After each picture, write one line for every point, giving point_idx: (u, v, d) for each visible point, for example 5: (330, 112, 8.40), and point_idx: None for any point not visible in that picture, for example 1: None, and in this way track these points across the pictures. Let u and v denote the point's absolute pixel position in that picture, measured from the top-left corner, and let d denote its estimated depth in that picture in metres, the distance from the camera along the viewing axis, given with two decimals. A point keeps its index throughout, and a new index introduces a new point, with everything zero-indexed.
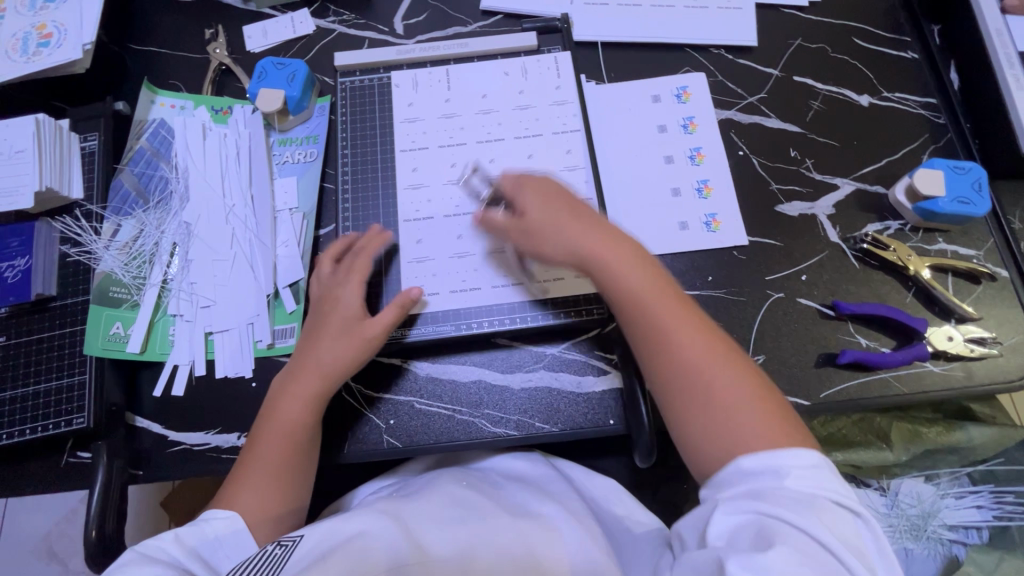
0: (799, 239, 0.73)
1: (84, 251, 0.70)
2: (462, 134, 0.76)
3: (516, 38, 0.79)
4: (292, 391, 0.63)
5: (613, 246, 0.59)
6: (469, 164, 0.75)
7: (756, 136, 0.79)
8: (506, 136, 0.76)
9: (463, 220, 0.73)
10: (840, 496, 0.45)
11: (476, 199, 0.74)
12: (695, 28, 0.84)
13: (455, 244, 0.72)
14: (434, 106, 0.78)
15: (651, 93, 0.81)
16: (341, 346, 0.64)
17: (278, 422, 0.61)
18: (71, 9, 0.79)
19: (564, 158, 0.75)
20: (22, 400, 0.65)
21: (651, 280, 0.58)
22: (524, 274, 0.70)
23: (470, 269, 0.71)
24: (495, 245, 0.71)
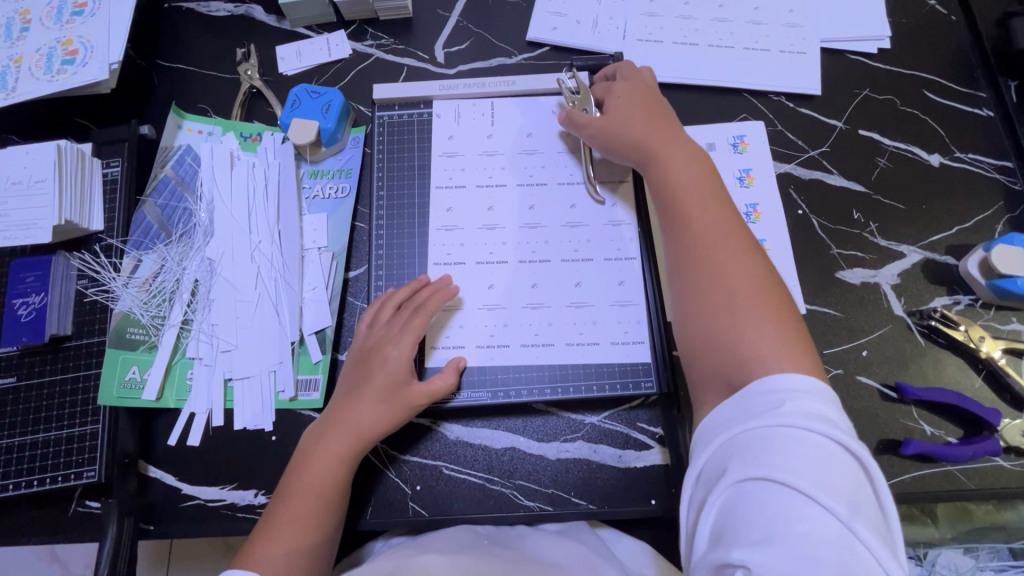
0: (860, 310, 0.69)
1: (102, 289, 0.66)
2: (503, 177, 0.72)
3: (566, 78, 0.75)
4: (327, 448, 0.59)
5: (670, 145, 0.61)
6: (509, 210, 0.71)
7: (817, 195, 0.74)
8: (548, 181, 0.72)
9: (496, 271, 0.69)
10: (826, 432, 0.41)
11: (513, 248, 0.69)
12: (755, 72, 0.79)
13: (485, 296, 0.68)
14: (476, 143, 0.74)
15: (705, 141, 0.76)
16: (390, 410, 0.60)
17: (310, 479, 0.57)
18: (99, 25, 0.75)
19: (608, 212, 0.70)
20: (31, 447, 0.62)
21: (699, 176, 0.59)
22: (557, 334, 0.66)
23: (500, 324, 0.67)
24: (529, 300, 0.67)
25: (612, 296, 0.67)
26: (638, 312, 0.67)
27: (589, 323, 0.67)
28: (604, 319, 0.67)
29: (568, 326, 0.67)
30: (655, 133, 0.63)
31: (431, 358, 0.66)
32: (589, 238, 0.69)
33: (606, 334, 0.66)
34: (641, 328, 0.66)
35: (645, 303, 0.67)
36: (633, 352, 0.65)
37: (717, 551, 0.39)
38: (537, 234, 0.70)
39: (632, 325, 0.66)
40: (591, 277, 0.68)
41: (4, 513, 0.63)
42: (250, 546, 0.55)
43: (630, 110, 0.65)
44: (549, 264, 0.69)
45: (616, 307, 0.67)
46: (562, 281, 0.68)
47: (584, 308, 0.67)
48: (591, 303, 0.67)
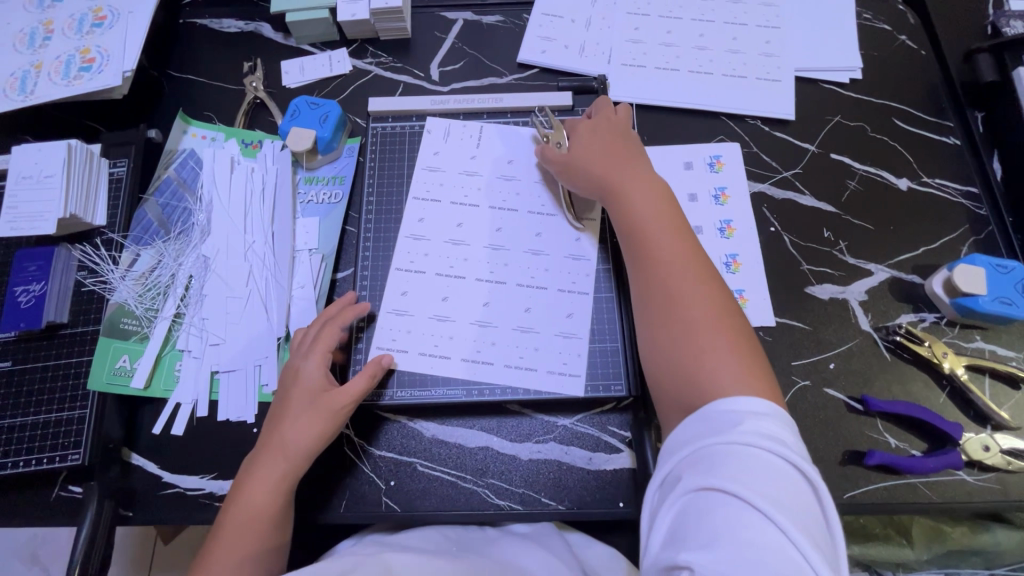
0: (828, 325, 0.71)
1: (100, 280, 0.69)
2: (475, 197, 0.75)
3: (551, 97, 0.79)
4: (258, 472, 0.59)
5: (636, 180, 0.63)
6: (472, 229, 0.74)
7: (790, 213, 0.77)
8: (519, 208, 0.74)
9: (454, 284, 0.71)
10: (783, 455, 0.42)
11: (473, 266, 0.72)
12: (732, 97, 0.83)
13: (438, 306, 0.70)
14: (459, 162, 0.77)
15: (683, 160, 0.80)
16: (308, 424, 0.60)
17: (243, 508, 0.57)
18: (116, 37, 0.80)
19: (571, 246, 0.72)
20: (19, 429, 0.64)
21: (661, 209, 0.60)
22: (499, 355, 0.68)
23: (445, 335, 0.69)
24: (479, 317, 0.69)
25: (555, 327, 0.69)
26: (580, 347, 0.68)
27: (529, 350, 0.68)
28: (546, 349, 0.68)
29: (509, 348, 0.68)
30: (622, 167, 0.64)
31: (397, 357, 0.68)
32: (546, 267, 0.71)
33: (545, 363, 0.67)
34: (578, 363, 0.67)
35: (587, 338, 0.68)
36: (568, 385, 0.66)
37: (667, 553, 0.41)
38: (498, 255, 0.72)
39: (569, 358, 0.67)
40: (540, 306, 0.70)
41: None
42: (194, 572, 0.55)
43: (595, 145, 0.67)
44: (504, 286, 0.70)
45: (559, 338, 0.68)
46: (513, 305, 0.70)
47: (529, 334, 0.68)
48: (536, 330, 0.69)
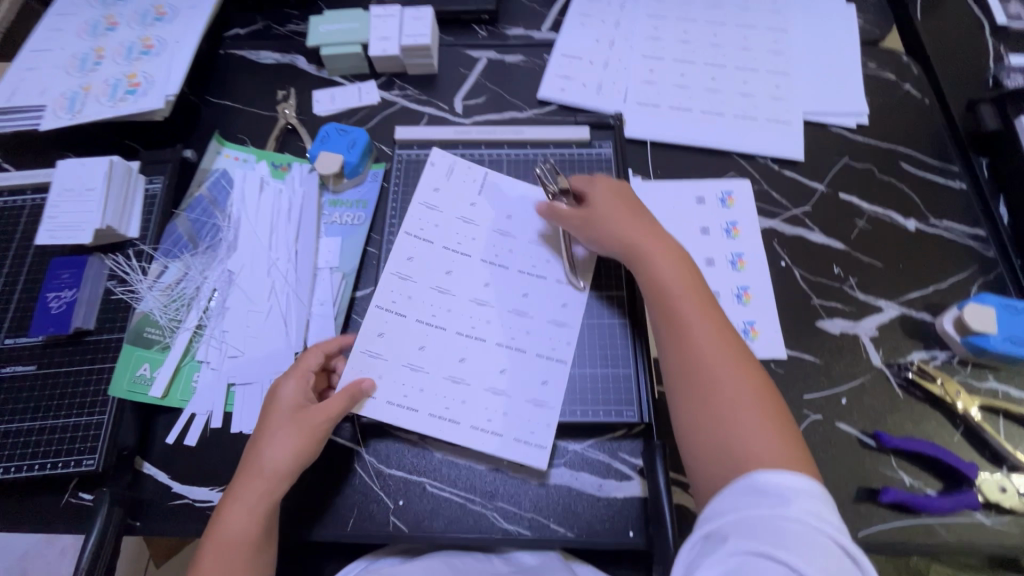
0: (840, 360, 0.71)
1: (129, 289, 0.72)
2: (465, 246, 0.75)
3: (570, 131, 0.82)
4: (240, 498, 0.58)
5: (662, 254, 0.64)
6: (457, 279, 0.73)
7: (799, 249, 0.79)
8: (510, 264, 0.74)
9: (432, 335, 0.70)
10: (835, 535, 0.43)
11: (455, 319, 0.71)
12: (743, 137, 0.86)
13: (412, 355, 0.69)
14: (457, 206, 0.77)
15: (695, 194, 0.82)
16: (287, 446, 0.60)
17: (223, 536, 0.56)
18: (162, 64, 0.86)
19: (557, 310, 0.71)
20: (37, 433, 0.65)
21: (685, 276, 0.62)
22: (468, 414, 0.66)
23: (414, 388, 0.67)
24: (452, 372, 0.68)
25: (528, 395, 0.67)
26: (548, 416, 0.66)
27: (497, 413, 0.66)
28: (515, 415, 0.66)
29: (479, 410, 0.66)
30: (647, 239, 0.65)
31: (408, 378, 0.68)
32: (528, 330, 0.70)
33: (513, 430, 0.66)
34: (541, 434, 0.66)
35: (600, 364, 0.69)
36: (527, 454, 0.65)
37: None
38: (481, 310, 0.71)
39: (534, 425, 0.66)
40: (515, 370, 0.68)
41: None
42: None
43: (614, 213, 0.68)
44: (483, 344, 0.69)
45: (529, 405, 0.67)
46: (487, 365, 0.68)
47: (498, 396, 0.67)
48: (507, 394, 0.67)
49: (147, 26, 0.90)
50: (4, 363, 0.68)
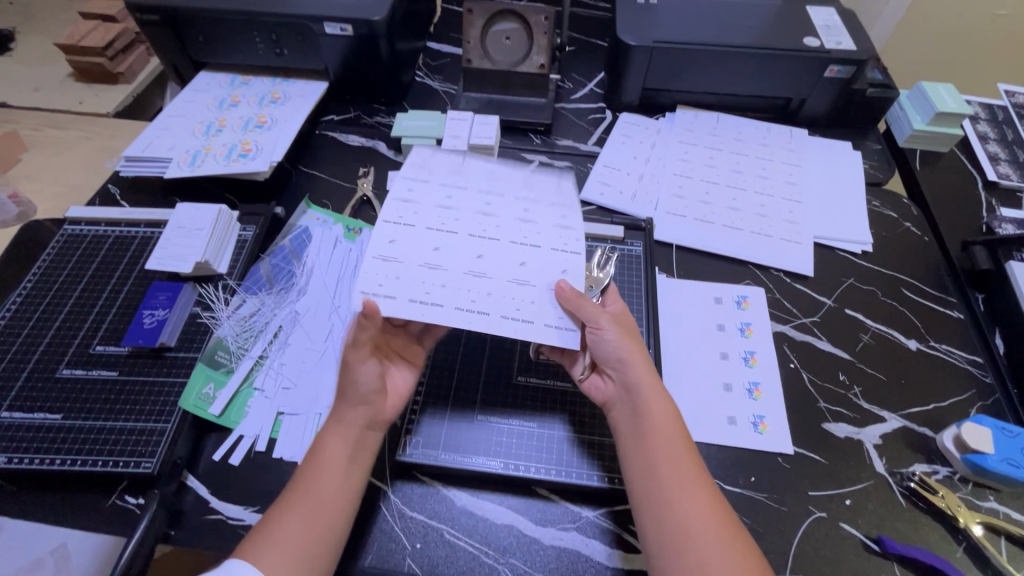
0: (845, 461, 0.75)
1: (211, 315, 0.82)
2: (433, 171, 0.78)
3: (606, 228, 0.93)
4: (332, 435, 0.67)
5: (653, 389, 0.68)
6: (430, 196, 0.75)
7: (807, 354, 0.86)
8: (468, 184, 0.77)
9: (405, 231, 0.72)
10: None
11: (428, 222, 0.73)
12: (759, 250, 0.97)
13: (387, 249, 0.71)
14: (446, 162, 0.79)
15: (713, 295, 0.92)
16: (347, 387, 0.68)
17: (318, 468, 0.64)
18: (271, 137, 1.03)
19: (558, 217, 0.75)
20: (105, 432, 0.72)
21: (671, 428, 0.66)
22: (448, 297, 0.68)
23: (392, 275, 0.69)
24: (430, 263, 0.70)
25: (505, 290, 0.69)
26: (530, 292, 0.70)
27: (479, 292, 0.69)
28: (496, 286, 0.69)
29: (504, 298, 0.69)
30: (648, 373, 0.70)
31: (441, 427, 0.75)
32: (498, 226, 0.74)
33: (540, 313, 0.69)
34: (535, 307, 0.69)
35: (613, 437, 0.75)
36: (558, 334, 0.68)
37: None
38: (489, 223, 0.74)
39: (538, 308, 0.69)
40: (491, 263, 0.71)
41: (55, 491, 0.71)
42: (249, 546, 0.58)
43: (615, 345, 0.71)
44: (496, 243, 0.72)
45: (509, 283, 0.70)
46: (463, 252, 0.71)
47: (477, 280, 0.70)
48: (486, 278, 0.70)
49: (263, 106, 1.10)
50: (91, 367, 0.77)
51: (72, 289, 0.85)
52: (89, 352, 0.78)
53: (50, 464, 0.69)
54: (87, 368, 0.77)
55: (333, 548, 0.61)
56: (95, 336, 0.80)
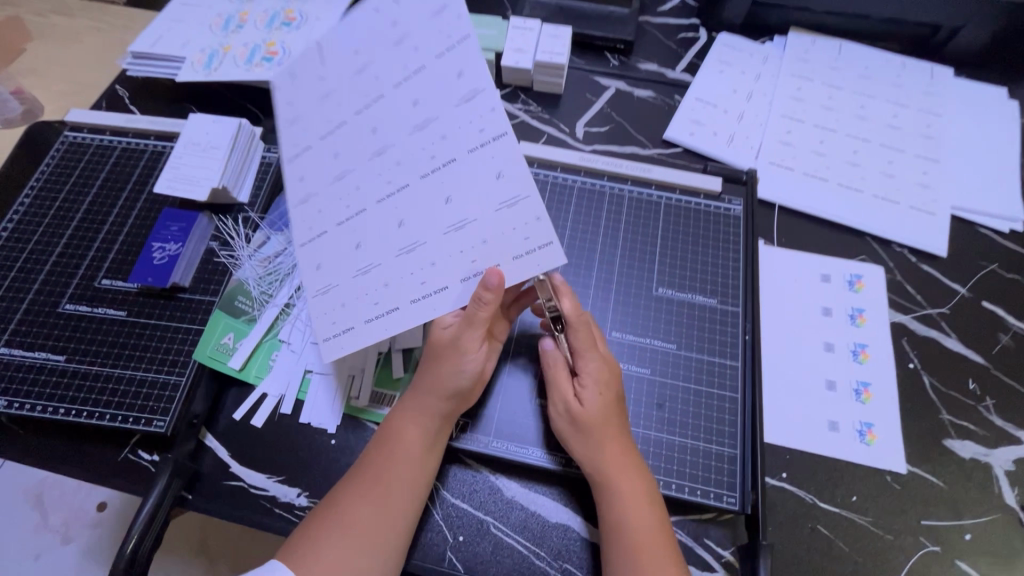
0: (967, 487, 0.63)
1: (230, 254, 0.70)
2: (307, 135, 0.52)
3: (699, 179, 0.76)
4: (414, 425, 0.58)
5: (626, 460, 0.55)
6: (320, 172, 0.52)
7: (931, 353, 0.71)
8: (347, 113, 0.51)
9: (319, 246, 0.53)
10: None
11: (333, 210, 0.53)
12: (881, 219, 0.80)
13: (313, 277, 0.54)
14: (309, 82, 0.52)
15: (820, 271, 0.76)
16: (441, 376, 0.58)
17: (394, 461, 0.56)
18: (300, 37, 0.86)
19: (455, 86, 0.50)
20: (113, 381, 0.63)
21: (645, 509, 0.53)
22: (398, 296, 0.53)
23: (335, 304, 0.54)
24: (358, 264, 0.53)
25: (448, 249, 0.52)
26: (478, 231, 0.52)
27: (427, 267, 0.53)
28: (438, 246, 0.52)
29: (455, 259, 0.53)
30: (615, 452, 0.55)
31: (493, 408, 0.65)
32: (400, 159, 0.51)
33: (504, 250, 0.52)
34: (490, 249, 0.52)
35: (697, 439, 0.62)
36: (522, 271, 0.52)
37: None
38: (389, 158, 0.51)
39: (494, 247, 0.52)
40: (421, 214, 0.52)
41: (62, 439, 0.64)
42: (299, 543, 0.52)
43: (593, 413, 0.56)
44: (408, 186, 0.51)
45: (450, 234, 0.52)
46: (383, 223, 0.52)
47: (415, 256, 0.53)
48: (423, 245, 0.52)
49: None
50: (96, 304, 0.67)
51: (74, 209, 0.74)
52: (94, 286, 0.68)
53: (54, 412, 0.62)
54: (92, 304, 0.67)
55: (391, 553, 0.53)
56: (100, 267, 0.69)
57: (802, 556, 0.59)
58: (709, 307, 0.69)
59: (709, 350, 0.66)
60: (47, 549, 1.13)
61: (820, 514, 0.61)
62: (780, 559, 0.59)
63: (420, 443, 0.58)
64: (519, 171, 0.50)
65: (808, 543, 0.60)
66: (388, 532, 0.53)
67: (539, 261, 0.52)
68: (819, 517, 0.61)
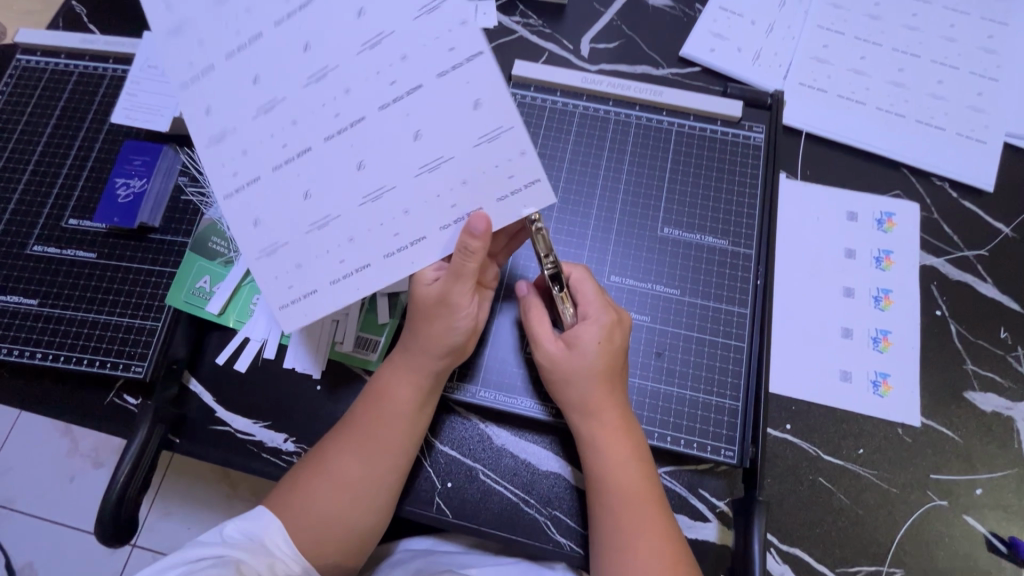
0: (985, 443, 0.60)
1: (200, 191, 0.65)
2: (208, 53, 0.42)
3: (718, 103, 0.67)
4: (403, 384, 0.55)
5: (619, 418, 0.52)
6: (233, 101, 0.43)
7: (962, 300, 0.65)
8: (264, 25, 0.42)
9: (256, 196, 0.45)
10: None
11: (266, 152, 0.44)
12: (923, 148, 0.70)
13: (254, 237, 0.47)
14: None
15: (847, 209, 0.69)
16: (431, 334, 0.54)
17: (382, 420, 0.54)
18: None
19: None
20: (89, 327, 0.61)
21: (637, 468, 0.51)
22: (366, 252, 0.47)
23: (289, 266, 0.47)
24: (310, 218, 0.46)
25: (421, 193, 0.46)
26: (459, 172, 0.45)
27: (399, 215, 0.47)
28: (410, 192, 0.46)
29: (433, 205, 0.46)
30: (604, 410, 0.52)
31: (482, 354, 0.62)
32: (349, 84, 0.43)
33: (487, 193, 0.46)
34: (472, 192, 0.46)
35: (697, 389, 0.58)
36: (507, 214, 0.47)
37: None
38: (334, 78, 0.43)
39: (475, 189, 0.46)
40: (385, 154, 0.45)
41: (46, 384, 0.63)
42: (280, 497, 0.51)
43: (583, 368, 0.52)
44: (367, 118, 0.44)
45: (422, 176, 0.45)
46: (337, 165, 0.45)
47: (383, 204, 0.46)
48: (391, 190, 0.46)
49: None
50: (65, 246, 0.64)
51: (34, 142, 0.69)
52: (61, 227, 0.65)
53: (33, 357, 0.61)
54: (61, 246, 0.64)
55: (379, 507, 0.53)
56: (66, 205, 0.66)
57: (799, 507, 0.57)
58: (719, 250, 0.63)
59: (716, 296, 0.61)
60: (80, 470, 1.02)
61: (823, 467, 0.59)
62: (778, 510, 0.57)
63: (408, 401, 0.54)
64: (501, 94, 0.43)
65: (809, 496, 0.58)
66: (376, 489, 0.52)
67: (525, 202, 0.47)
68: (822, 470, 0.59)
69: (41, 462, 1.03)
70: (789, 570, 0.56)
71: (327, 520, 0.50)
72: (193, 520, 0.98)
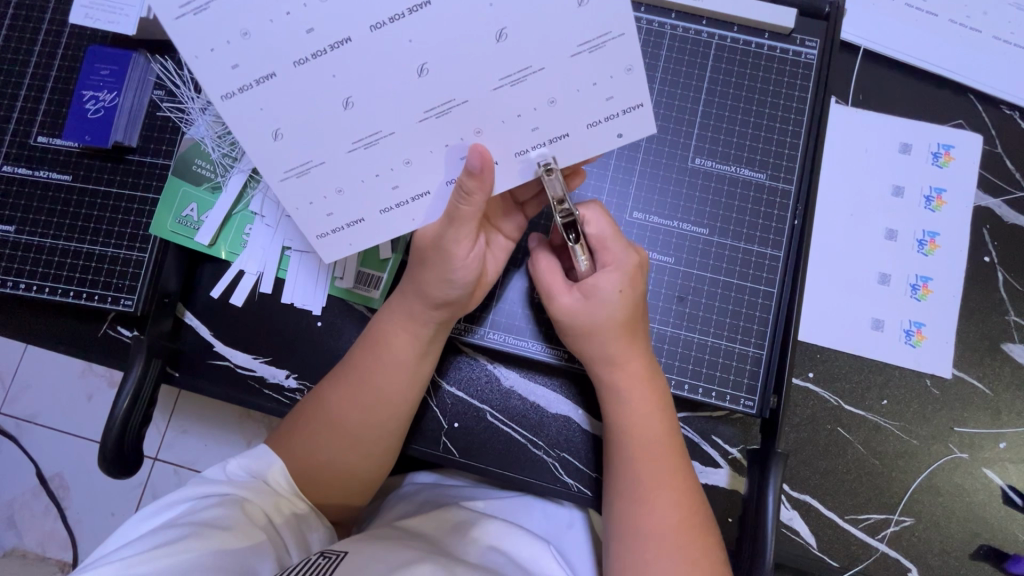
0: (1017, 397, 0.57)
1: (177, 107, 0.58)
2: None
3: (766, 10, 0.58)
4: (402, 324, 0.51)
5: (638, 367, 0.49)
6: None
7: (1016, 245, 0.59)
8: None
9: (284, 97, 0.38)
10: None
11: (283, 38, 0.36)
12: (999, 69, 0.61)
13: (276, 154, 0.40)
14: None
15: (901, 140, 0.62)
16: (424, 281, 0.48)
17: (380, 361, 0.50)
18: None
19: None
20: (72, 256, 0.57)
21: (650, 418, 0.49)
22: (426, 177, 0.43)
23: (329, 190, 0.42)
24: (354, 133, 0.40)
25: (496, 112, 0.40)
26: (548, 86, 0.39)
27: (471, 136, 0.41)
28: (479, 107, 0.40)
29: (511, 126, 0.41)
30: (626, 358, 0.49)
31: (491, 293, 0.58)
32: None
33: (581, 115, 0.41)
34: (558, 113, 0.40)
35: (719, 335, 0.55)
36: (596, 141, 0.42)
37: None
38: None
39: (564, 111, 0.40)
40: (450, 54, 0.38)
41: (35, 315, 0.60)
42: (287, 435, 0.50)
43: (621, 318, 0.48)
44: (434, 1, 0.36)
45: (503, 89, 0.39)
46: (391, 67, 0.38)
47: (452, 120, 0.40)
48: (462, 104, 0.39)
49: None
50: (37, 166, 0.59)
51: None
52: (30, 145, 0.59)
53: (16, 288, 0.57)
54: (32, 166, 0.59)
55: (382, 447, 0.51)
56: (33, 120, 0.59)
57: (815, 456, 0.56)
58: (756, 183, 0.57)
59: (748, 238, 0.56)
60: (93, 394, 1.03)
61: (843, 417, 0.57)
62: (794, 458, 0.56)
63: (407, 343, 0.51)
64: None
65: (826, 446, 0.56)
66: (377, 429, 0.50)
67: (619, 128, 0.42)
68: (842, 419, 0.57)
69: (51, 385, 1.03)
70: (798, 516, 0.56)
71: (331, 458, 0.49)
72: (206, 437, 0.98)
